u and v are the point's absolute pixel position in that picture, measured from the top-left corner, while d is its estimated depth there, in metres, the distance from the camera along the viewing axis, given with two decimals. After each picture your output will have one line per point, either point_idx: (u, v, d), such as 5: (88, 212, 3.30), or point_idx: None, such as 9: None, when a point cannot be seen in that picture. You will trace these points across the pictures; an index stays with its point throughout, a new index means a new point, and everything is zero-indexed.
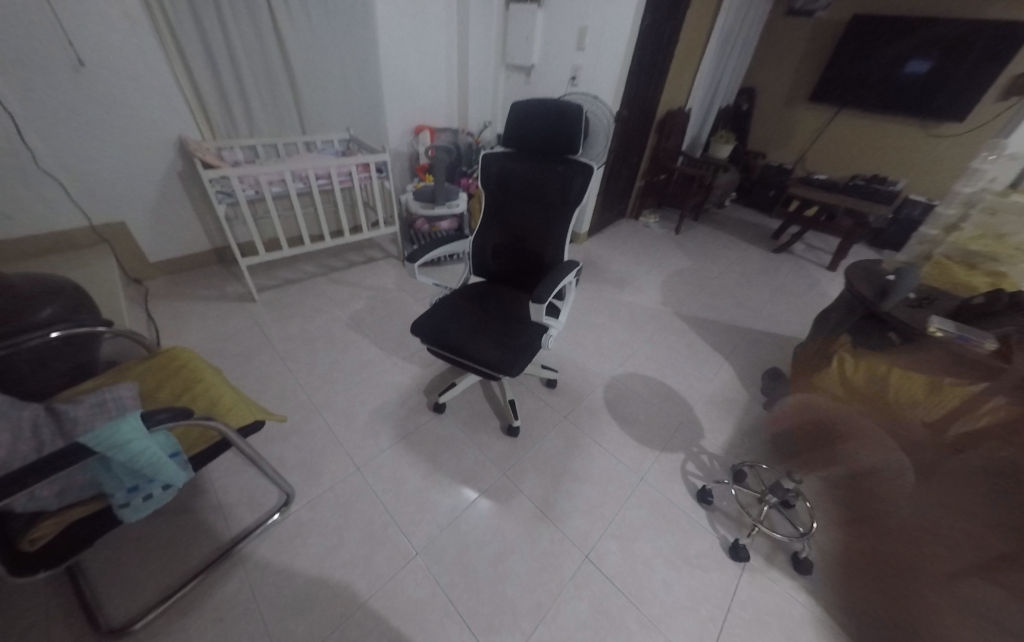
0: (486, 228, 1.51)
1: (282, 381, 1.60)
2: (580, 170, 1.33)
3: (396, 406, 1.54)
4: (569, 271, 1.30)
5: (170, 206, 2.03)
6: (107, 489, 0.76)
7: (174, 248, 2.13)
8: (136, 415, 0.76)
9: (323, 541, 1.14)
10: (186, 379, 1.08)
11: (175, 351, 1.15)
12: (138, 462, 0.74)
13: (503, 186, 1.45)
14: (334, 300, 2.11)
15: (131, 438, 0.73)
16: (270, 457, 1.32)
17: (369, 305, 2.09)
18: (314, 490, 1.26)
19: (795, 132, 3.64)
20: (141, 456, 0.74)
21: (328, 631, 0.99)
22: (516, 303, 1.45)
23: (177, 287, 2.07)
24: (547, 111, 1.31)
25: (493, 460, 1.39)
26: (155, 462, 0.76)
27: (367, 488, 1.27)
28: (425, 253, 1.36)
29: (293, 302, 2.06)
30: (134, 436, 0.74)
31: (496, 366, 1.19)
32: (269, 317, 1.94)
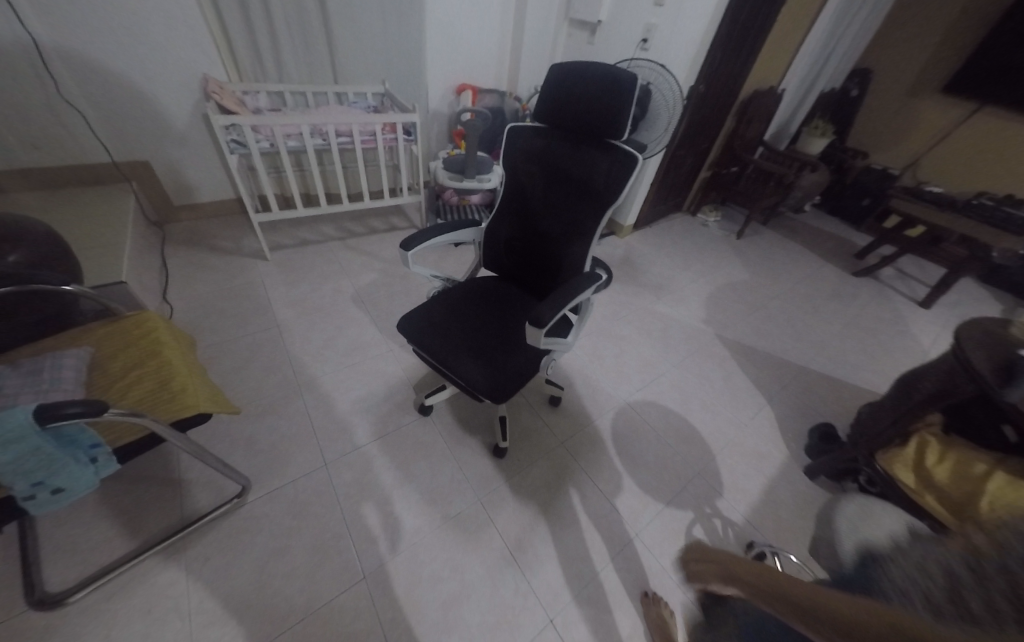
0: (504, 216, 1.29)
1: (272, 354, 1.52)
2: (623, 157, 1.06)
3: (382, 400, 1.42)
4: (591, 284, 1.06)
5: (195, 149, 1.96)
6: (3, 482, 0.65)
7: (198, 192, 2.08)
8: (34, 407, 0.63)
9: (271, 543, 1.05)
10: (145, 348, 0.97)
11: (148, 315, 1.05)
12: (27, 461, 0.64)
13: (529, 168, 1.21)
14: (346, 268, 2.00)
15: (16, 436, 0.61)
16: (240, 437, 1.25)
17: (380, 279, 1.96)
18: (276, 481, 1.17)
19: (912, 131, 3.01)
20: (28, 455, 0.63)
21: None
22: (522, 311, 1.25)
23: (197, 235, 2.03)
24: (593, 79, 1.04)
25: (472, 480, 1.24)
26: (50, 460, 0.65)
27: (330, 489, 1.17)
28: (424, 241, 1.16)
29: (305, 266, 1.97)
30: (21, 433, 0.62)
31: (482, 389, 1.02)
32: (278, 280, 1.87)
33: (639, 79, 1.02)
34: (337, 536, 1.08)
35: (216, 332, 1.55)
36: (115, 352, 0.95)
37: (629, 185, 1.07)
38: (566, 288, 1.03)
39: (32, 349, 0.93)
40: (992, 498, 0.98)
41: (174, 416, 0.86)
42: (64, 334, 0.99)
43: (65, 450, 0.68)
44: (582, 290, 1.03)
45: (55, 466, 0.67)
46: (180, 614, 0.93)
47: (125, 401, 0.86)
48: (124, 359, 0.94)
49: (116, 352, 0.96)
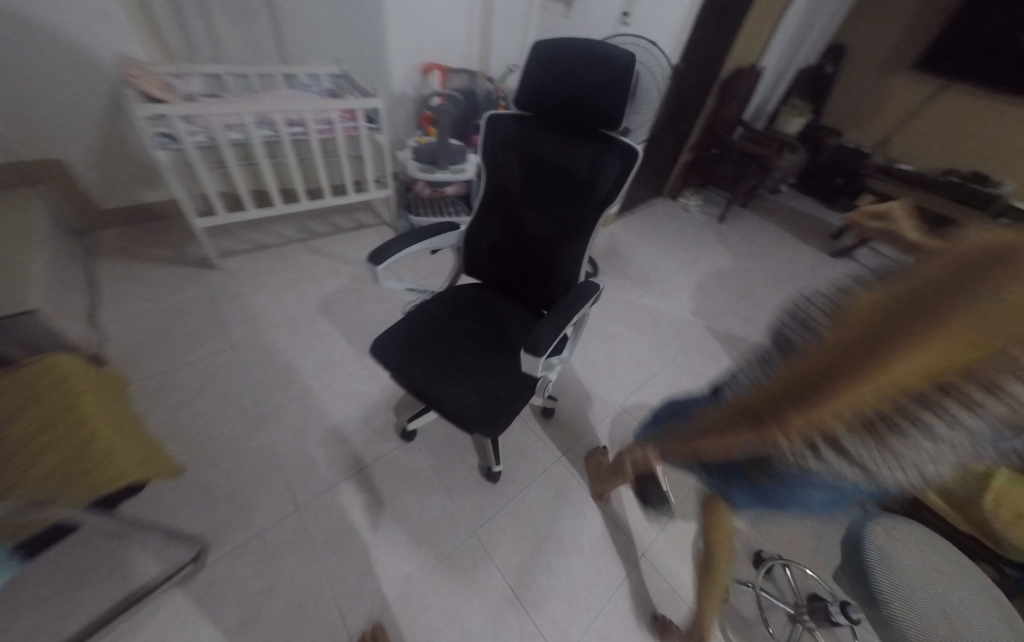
0: (486, 217, 1.15)
1: (230, 382, 1.35)
2: (621, 150, 0.94)
3: (359, 426, 1.29)
4: (591, 296, 0.94)
5: (120, 144, 1.69)
6: None
7: (129, 193, 1.82)
8: None
9: (237, 611, 0.92)
10: (59, 406, 0.79)
11: (57, 359, 0.86)
12: None
13: (513, 162, 1.07)
14: (309, 274, 1.80)
15: None
16: (195, 485, 1.10)
17: (349, 285, 1.79)
18: (240, 535, 1.03)
19: (884, 108, 3.01)
20: None
21: None
22: (512, 322, 1.12)
23: (132, 244, 1.79)
24: (585, 60, 0.90)
25: (464, 511, 1.14)
26: None
27: (304, 538, 1.04)
28: (397, 252, 1.00)
29: (263, 274, 1.76)
30: None
31: (473, 423, 0.89)
32: (231, 292, 1.66)
33: (636, 59, 0.89)
34: (316, 593, 0.96)
35: (160, 361, 1.36)
36: (21, 411, 0.78)
37: (629, 181, 0.95)
38: (565, 301, 0.91)
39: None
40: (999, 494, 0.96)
41: (92, 492, 0.72)
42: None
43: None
44: (582, 304, 0.91)
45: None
46: None
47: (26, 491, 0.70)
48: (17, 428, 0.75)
49: (21, 411, 0.78)
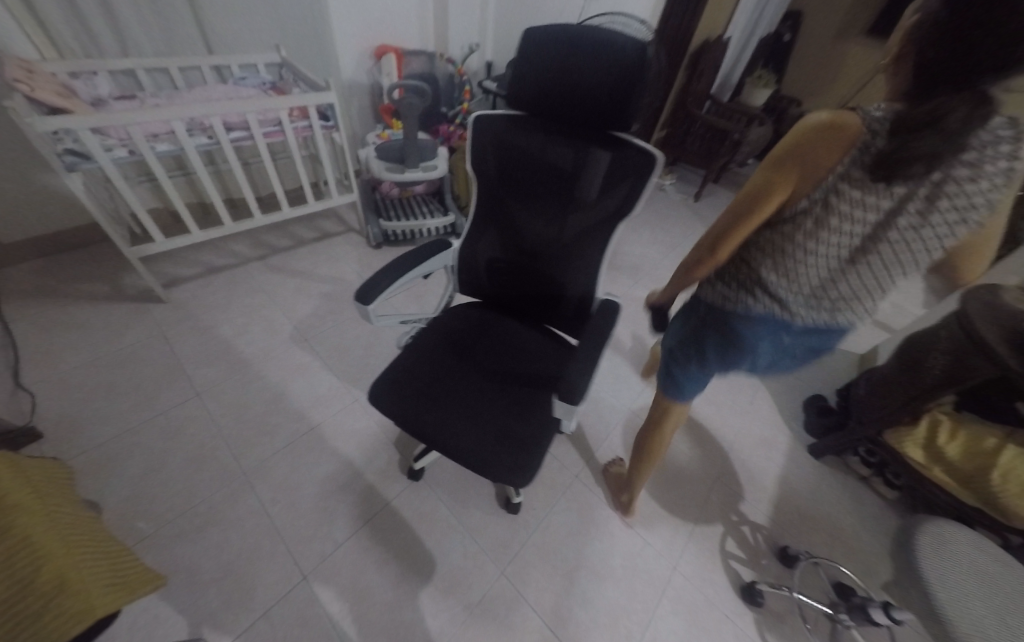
0: (483, 233, 1.00)
1: (200, 439, 1.18)
2: (637, 155, 0.79)
3: (359, 471, 1.16)
4: (615, 322, 0.83)
5: (17, 161, 1.40)
6: None
7: (41, 219, 1.54)
8: None
9: None
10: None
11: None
12: None
13: (508, 170, 0.90)
14: (275, 297, 1.61)
15: None
16: (177, 567, 0.96)
17: (322, 306, 1.61)
18: (239, 621, 0.91)
19: (840, 76, 3.05)
20: None
21: None
22: (522, 346, 0.98)
23: (53, 280, 1.52)
24: (590, 49, 0.73)
25: (487, 550, 1.06)
26: None
27: (315, 613, 0.93)
28: (390, 285, 0.85)
29: (219, 302, 1.55)
30: None
31: (500, 474, 0.77)
32: (185, 327, 1.45)
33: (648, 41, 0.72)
34: None
35: (112, 422, 1.18)
36: None
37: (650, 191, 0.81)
38: (590, 331, 0.79)
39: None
40: (1005, 471, 0.94)
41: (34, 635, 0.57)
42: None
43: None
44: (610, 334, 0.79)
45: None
46: None
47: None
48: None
49: None
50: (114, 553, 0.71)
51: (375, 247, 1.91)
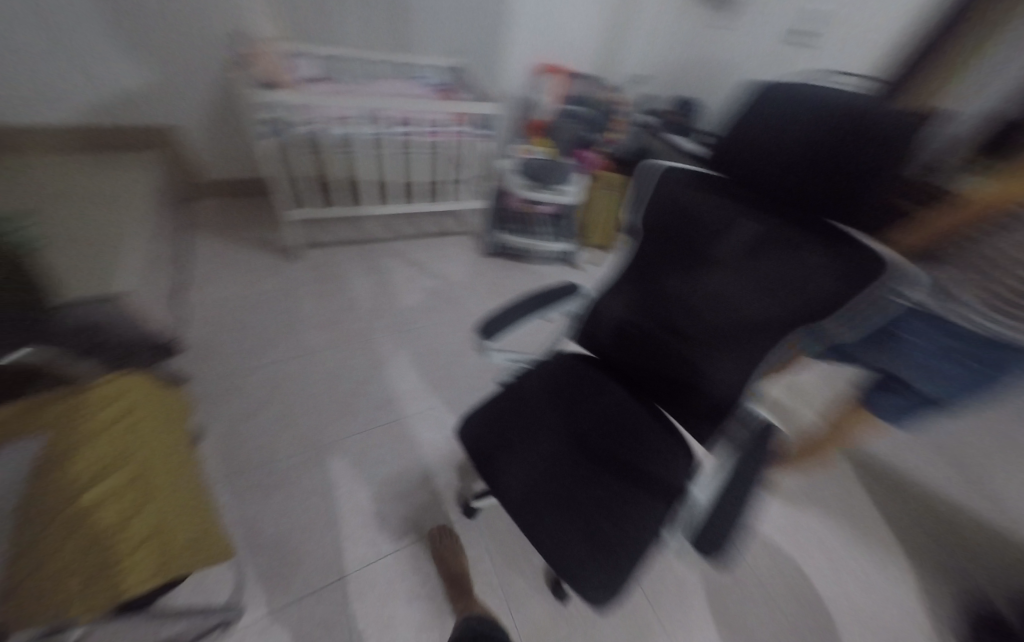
0: (621, 288, 0.87)
1: (292, 401, 1.25)
2: (859, 258, 0.59)
3: (414, 486, 1.13)
4: (766, 461, 0.64)
5: (233, 117, 1.65)
6: None
7: (234, 166, 1.79)
8: None
9: None
10: (119, 441, 0.76)
11: (132, 386, 0.85)
12: None
13: (672, 229, 0.76)
14: (388, 282, 1.68)
15: None
16: (242, 519, 1.01)
17: (425, 303, 1.64)
18: (275, 598, 0.92)
19: None
20: None
21: None
22: (633, 431, 0.84)
23: (229, 218, 1.76)
24: (828, 120, 0.58)
25: (521, 627, 0.95)
26: None
27: (342, 623, 0.90)
28: (513, 327, 0.78)
29: (342, 274, 1.66)
30: None
31: (574, 583, 0.64)
32: (308, 290, 1.57)
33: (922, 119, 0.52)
34: None
35: (233, 360, 1.30)
36: (82, 441, 0.74)
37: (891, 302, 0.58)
38: (733, 466, 0.63)
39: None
40: None
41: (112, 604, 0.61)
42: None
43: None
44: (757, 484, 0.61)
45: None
46: None
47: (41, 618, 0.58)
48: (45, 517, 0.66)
49: (89, 443, 0.74)
50: (206, 516, 0.73)
51: (487, 255, 1.91)
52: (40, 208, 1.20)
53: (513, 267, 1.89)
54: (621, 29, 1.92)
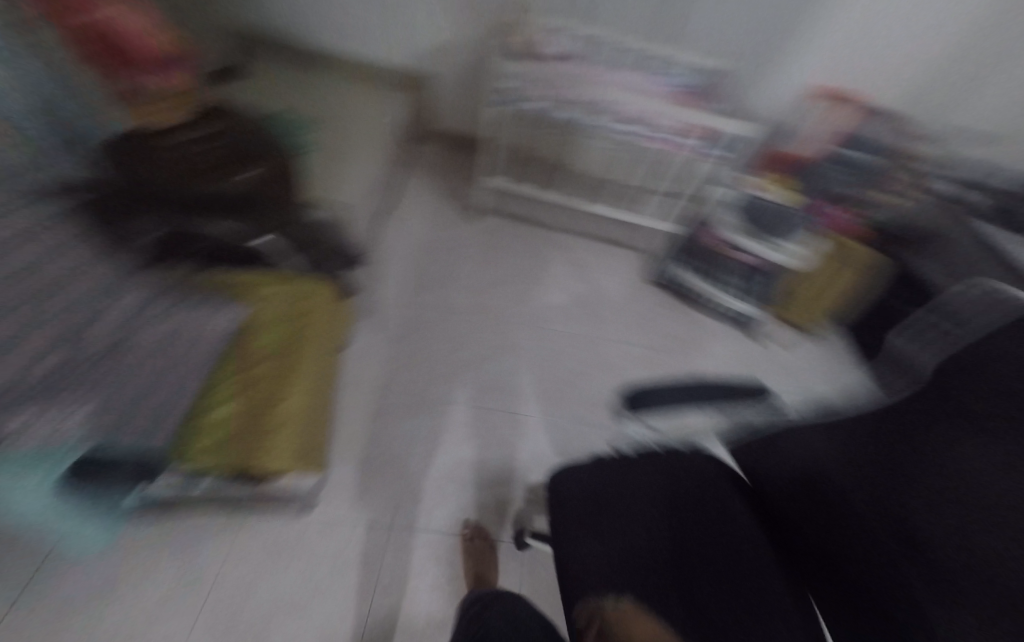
0: (833, 426, 0.61)
1: (416, 357, 1.35)
2: None
3: (477, 496, 1.15)
4: None
5: (478, 76, 1.72)
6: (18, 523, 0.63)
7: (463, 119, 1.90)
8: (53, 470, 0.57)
9: (297, 581, 0.97)
10: (289, 337, 0.89)
11: (316, 291, 0.99)
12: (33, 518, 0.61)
13: (954, 395, 0.46)
14: (543, 272, 1.65)
15: (18, 503, 0.56)
16: (346, 432, 1.18)
17: (564, 311, 1.55)
18: (340, 510, 1.07)
19: None
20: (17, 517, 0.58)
21: None
22: (759, 591, 0.61)
23: (435, 162, 1.90)
24: None
25: None
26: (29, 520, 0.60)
27: (373, 567, 1.01)
28: (664, 410, 0.65)
29: (503, 249, 1.67)
30: (23, 501, 0.57)
31: None
32: (469, 254, 1.63)
33: None
34: None
35: (392, 293, 1.47)
36: (266, 324, 0.89)
37: None
38: None
39: (184, 278, 0.84)
40: None
41: (230, 469, 0.81)
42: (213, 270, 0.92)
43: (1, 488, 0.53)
44: None
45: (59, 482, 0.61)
46: (182, 617, 0.90)
47: (192, 460, 0.78)
48: (215, 381, 0.82)
49: (270, 329, 0.89)
50: (311, 434, 0.91)
51: (644, 283, 1.67)
52: (304, 111, 1.41)
53: (673, 304, 1.63)
54: (993, 61, 1.32)
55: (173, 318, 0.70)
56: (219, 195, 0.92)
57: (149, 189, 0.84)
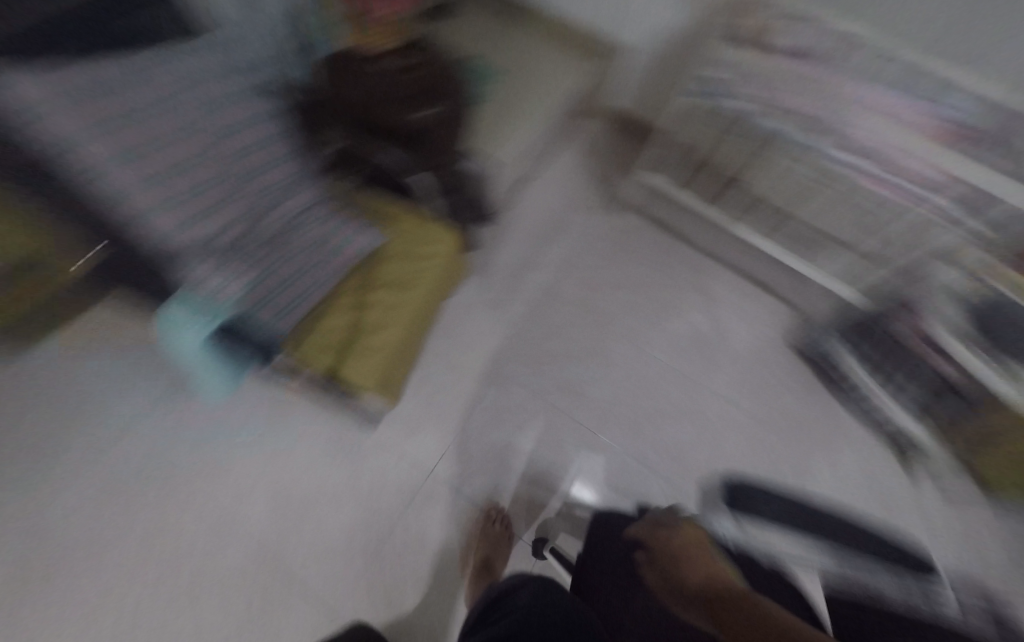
0: None
1: (506, 331, 1.34)
2: None
3: (512, 487, 1.15)
4: None
5: (677, 51, 1.47)
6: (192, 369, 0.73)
7: (643, 96, 1.69)
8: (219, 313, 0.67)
9: (338, 483, 1.09)
10: (406, 273, 0.90)
11: (443, 238, 0.94)
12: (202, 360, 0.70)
13: None
14: (665, 291, 1.47)
15: (192, 340, 0.65)
16: (419, 373, 1.24)
17: (672, 342, 1.39)
18: (389, 441, 1.15)
19: None
20: (188, 353, 0.67)
21: (261, 536, 1.02)
22: None
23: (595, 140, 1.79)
24: None
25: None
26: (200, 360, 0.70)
27: (399, 504, 1.08)
28: (763, 508, 0.73)
29: (632, 253, 1.53)
30: (195, 339, 0.65)
31: None
32: (594, 247, 1.54)
33: None
34: (355, 553, 1.03)
35: (506, 259, 1.46)
36: (392, 255, 0.91)
37: None
38: None
39: (339, 195, 0.92)
40: None
41: (315, 376, 0.86)
42: (363, 191, 0.98)
43: (199, 319, 0.65)
44: None
45: (215, 345, 0.71)
46: (252, 467, 1.08)
47: (301, 352, 0.84)
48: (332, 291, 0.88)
49: (393, 260, 0.91)
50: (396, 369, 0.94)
51: (784, 346, 1.39)
52: (490, 59, 1.39)
53: (809, 381, 1.35)
54: None
55: (327, 224, 0.84)
56: (388, 127, 0.92)
57: (337, 106, 0.92)
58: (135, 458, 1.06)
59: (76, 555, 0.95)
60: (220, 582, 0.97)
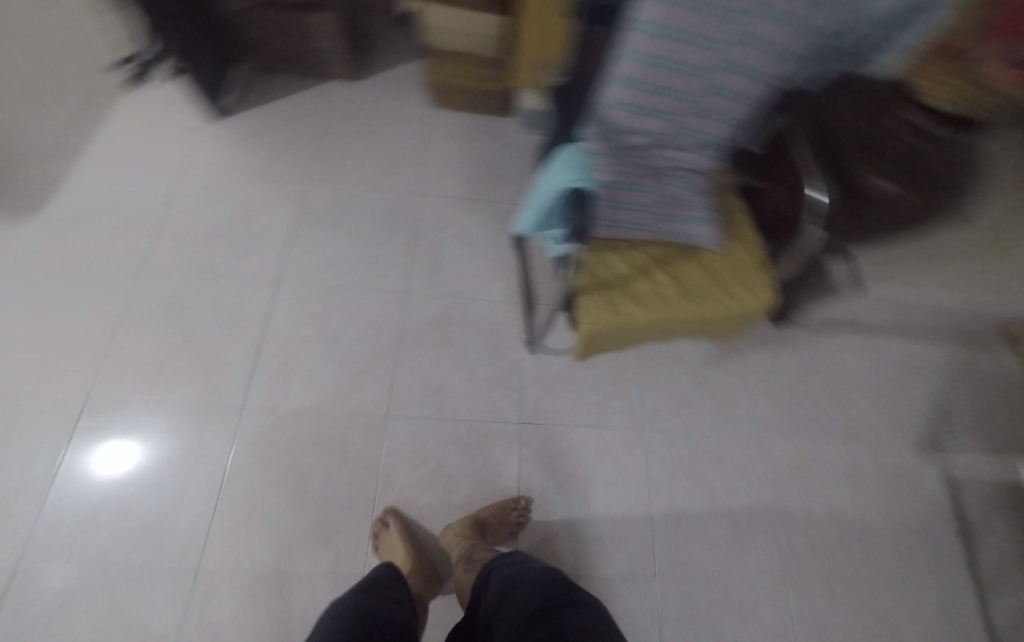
0: None
1: (686, 412, 1.18)
2: None
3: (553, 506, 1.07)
4: None
5: None
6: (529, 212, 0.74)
7: None
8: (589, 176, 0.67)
9: (473, 351, 1.20)
10: (703, 289, 0.80)
11: (764, 296, 0.80)
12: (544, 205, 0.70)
13: None
14: (882, 576, 1.04)
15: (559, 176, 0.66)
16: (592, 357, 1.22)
17: (829, 627, 0.98)
18: (524, 368, 1.20)
19: None
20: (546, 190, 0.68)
21: (411, 324, 1.22)
22: None
23: (978, 379, 1.29)
24: None
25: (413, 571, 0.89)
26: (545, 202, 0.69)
27: (485, 410, 1.14)
28: None
29: (892, 507, 1.10)
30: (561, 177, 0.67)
31: None
32: (852, 452, 1.17)
33: None
34: (433, 399, 1.14)
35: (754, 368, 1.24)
36: (705, 264, 0.83)
37: None
38: None
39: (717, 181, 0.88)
40: None
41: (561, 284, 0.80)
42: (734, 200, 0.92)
43: (571, 161, 0.68)
44: None
45: (561, 206, 0.71)
46: (449, 285, 1.28)
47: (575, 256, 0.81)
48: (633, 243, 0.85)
49: (700, 269, 0.82)
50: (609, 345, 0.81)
51: None
52: None
53: None
54: None
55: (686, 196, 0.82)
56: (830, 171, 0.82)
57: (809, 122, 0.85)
58: (420, 214, 1.38)
59: (352, 229, 1.34)
60: (373, 322, 1.22)
